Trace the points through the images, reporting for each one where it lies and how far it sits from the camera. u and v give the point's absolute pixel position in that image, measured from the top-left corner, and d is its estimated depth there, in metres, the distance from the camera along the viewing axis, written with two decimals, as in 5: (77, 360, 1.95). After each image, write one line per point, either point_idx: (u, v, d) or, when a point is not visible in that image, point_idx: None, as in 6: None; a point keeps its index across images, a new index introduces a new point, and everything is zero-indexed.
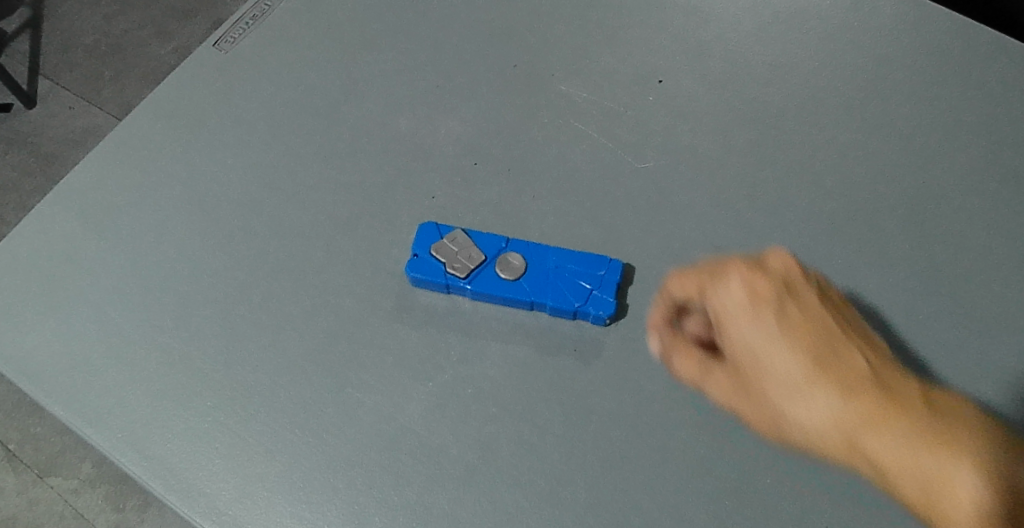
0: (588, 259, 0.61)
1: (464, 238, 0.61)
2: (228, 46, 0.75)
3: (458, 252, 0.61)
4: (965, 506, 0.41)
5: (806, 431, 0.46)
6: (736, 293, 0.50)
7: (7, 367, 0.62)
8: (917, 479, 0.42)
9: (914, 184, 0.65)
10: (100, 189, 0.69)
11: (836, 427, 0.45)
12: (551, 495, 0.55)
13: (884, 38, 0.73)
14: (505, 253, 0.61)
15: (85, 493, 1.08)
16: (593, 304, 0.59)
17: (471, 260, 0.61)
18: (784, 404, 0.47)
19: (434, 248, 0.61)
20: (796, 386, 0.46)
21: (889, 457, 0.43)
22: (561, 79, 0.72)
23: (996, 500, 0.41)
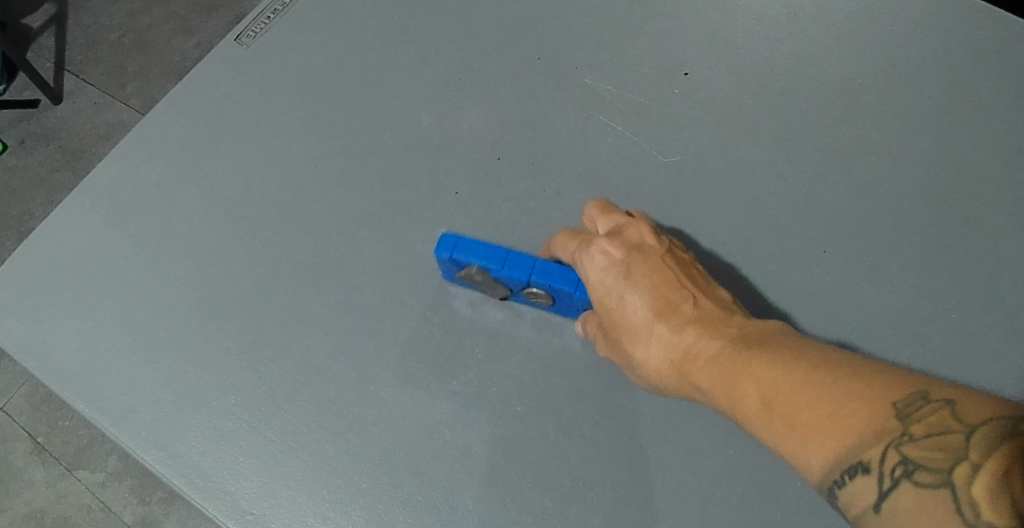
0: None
1: (483, 277, 0.57)
2: (250, 40, 0.75)
3: (479, 279, 0.58)
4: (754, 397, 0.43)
5: (649, 364, 0.51)
6: (598, 257, 0.54)
7: (32, 364, 0.62)
8: (727, 395, 0.45)
9: (949, 177, 0.63)
10: (125, 186, 0.69)
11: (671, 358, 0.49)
12: (576, 497, 0.54)
13: (918, 26, 0.70)
14: (528, 289, 0.57)
15: (112, 486, 1.05)
16: None
17: (496, 289, 0.58)
18: (634, 344, 0.51)
19: (457, 275, 0.59)
20: (639, 330, 0.51)
21: (711, 374, 0.46)
22: (585, 72, 0.70)
23: (775, 396, 0.42)
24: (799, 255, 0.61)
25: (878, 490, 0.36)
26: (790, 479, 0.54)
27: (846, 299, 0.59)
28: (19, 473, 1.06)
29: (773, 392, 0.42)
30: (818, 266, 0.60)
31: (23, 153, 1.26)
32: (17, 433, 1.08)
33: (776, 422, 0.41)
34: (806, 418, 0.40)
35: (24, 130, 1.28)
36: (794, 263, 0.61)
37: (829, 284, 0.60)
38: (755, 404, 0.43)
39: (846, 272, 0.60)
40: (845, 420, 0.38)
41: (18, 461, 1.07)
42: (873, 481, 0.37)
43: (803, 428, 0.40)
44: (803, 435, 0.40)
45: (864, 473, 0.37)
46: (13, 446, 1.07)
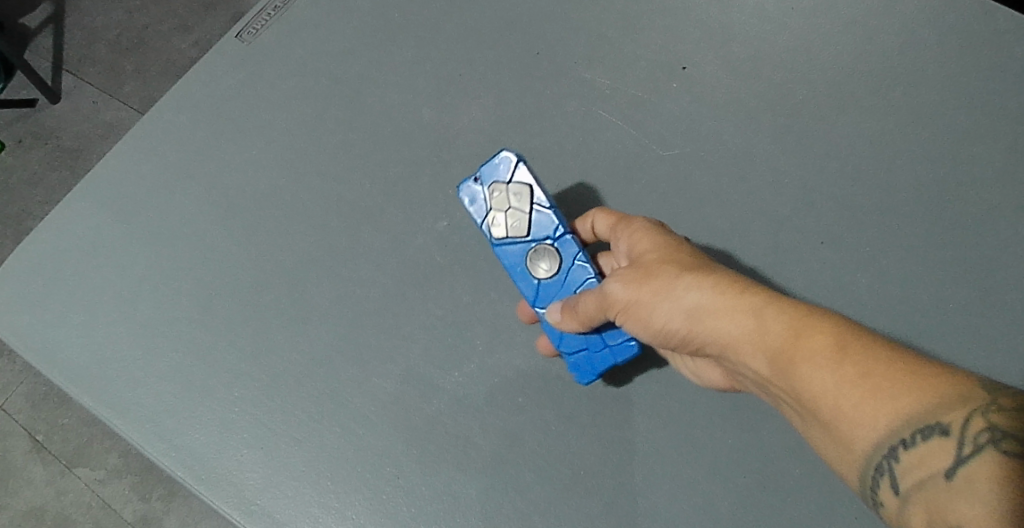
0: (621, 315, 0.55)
1: (525, 199, 0.56)
2: (251, 36, 0.75)
3: (513, 203, 0.57)
4: (824, 341, 0.41)
5: (688, 307, 0.46)
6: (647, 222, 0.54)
7: (36, 359, 0.62)
8: (783, 337, 0.42)
9: (944, 169, 0.64)
10: (129, 181, 0.69)
11: (721, 300, 0.45)
12: (576, 485, 0.55)
13: (922, 14, 0.69)
14: (548, 246, 0.56)
15: (112, 484, 1.02)
16: (580, 362, 0.55)
17: (512, 225, 0.56)
18: (674, 285, 0.47)
19: (492, 185, 0.57)
20: (682, 269, 0.48)
21: (768, 319, 0.43)
22: (584, 66, 0.70)
23: (849, 345, 0.40)
24: (795, 248, 0.63)
25: (956, 454, 0.36)
26: (787, 466, 0.55)
27: (837, 293, 0.61)
28: (18, 471, 1.03)
29: (845, 341, 0.40)
30: (813, 257, 0.62)
31: (22, 153, 1.24)
32: (16, 431, 1.06)
33: (846, 372, 0.39)
34: (886, 372, 0.39)
35: (22, 130, 1.26)
36: (789, 256, 0.62)
37: (819, 279, 0.62)
38: (823, 352, 0.40)
39: (837, 266, 0.62)
40: (927, 381, 0.38)
41: (17, 460, 1.04)
42: (952, 445, 0.36)
43: (879, 383, 0.39)
44: (881, 388, 0.38)
45: (942, 436, 0.37)
46: (12, 444, 1.04)
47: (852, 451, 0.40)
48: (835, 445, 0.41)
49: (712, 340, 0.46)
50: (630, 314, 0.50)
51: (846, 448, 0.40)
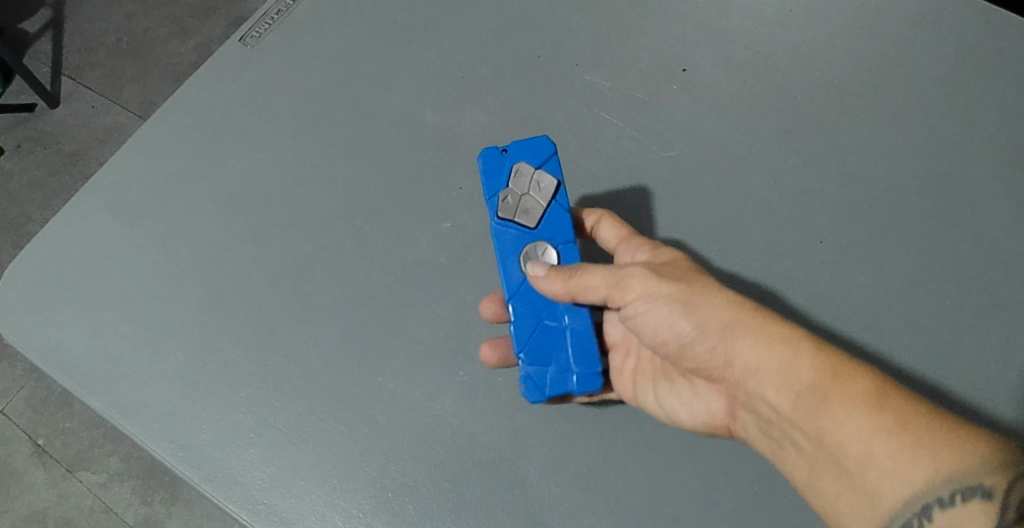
0: (588, 345, 0.54)
1: (546, 191, 0.57)
2: (254, 40, 0.76)
3: (530, 193, 0.57)
4: (864, 388, 0.45)
5: (727, 324, 0.50)
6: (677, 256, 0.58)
7: (43, 361, 0.63)
8: (824, 379, 0.46)
9: (941, 168, 0.65)
10: (134, 184, 0.70)
11: (763, 329, 0.49)
12: (580, 482, 0.56)
13: (917, 17, 0.71)
14: (551, 248, 0.56)
15: (113, 487, 1.01)
16: (535, 376, 0.54)
17: (522, 214, 0.57)
18: (714, 300, 0.51)
19: (519, 165, 0.58)
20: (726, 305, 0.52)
21: (808, 361, 0.47)
22: (585, 69, 0.71)
23: (886, 396, 0.45)
24: (795, 246, 0.63)
25: (992, 513, 0.40)
26: None
27: (838, 289, 0.61)
28: (19, 475, 1.02)
29: (881, 391, 0.45)
30: (813, 256, 0.63)
31: (21, 157, 1.22)
32: (16, 435, 1.04)
33: (886, 418, 0.44)
34: (924, 426, 0.43)
35: (21, 134, 1.24)
36: (789, 254, 0.63)
37: (822, 276, 0.62)
38: (862, 398, 0.45)
39: (838, 264, 0.62)
40: (960, 439, 0.43)
41: (18, 464, 1.03)
42: (986, 503, 0.40)
43: (919, 436, 0.43)
44: (920, 440, 0.43)
45: (977, 494, 0.41)
46: (12, 448, 1.03)
47: (877, 501, 0.44)
48: (858, 492, 0.44)
49: (745, 367, 0.49)
50: (651, 313, 0.53)
51: (872, 498, 0.44)
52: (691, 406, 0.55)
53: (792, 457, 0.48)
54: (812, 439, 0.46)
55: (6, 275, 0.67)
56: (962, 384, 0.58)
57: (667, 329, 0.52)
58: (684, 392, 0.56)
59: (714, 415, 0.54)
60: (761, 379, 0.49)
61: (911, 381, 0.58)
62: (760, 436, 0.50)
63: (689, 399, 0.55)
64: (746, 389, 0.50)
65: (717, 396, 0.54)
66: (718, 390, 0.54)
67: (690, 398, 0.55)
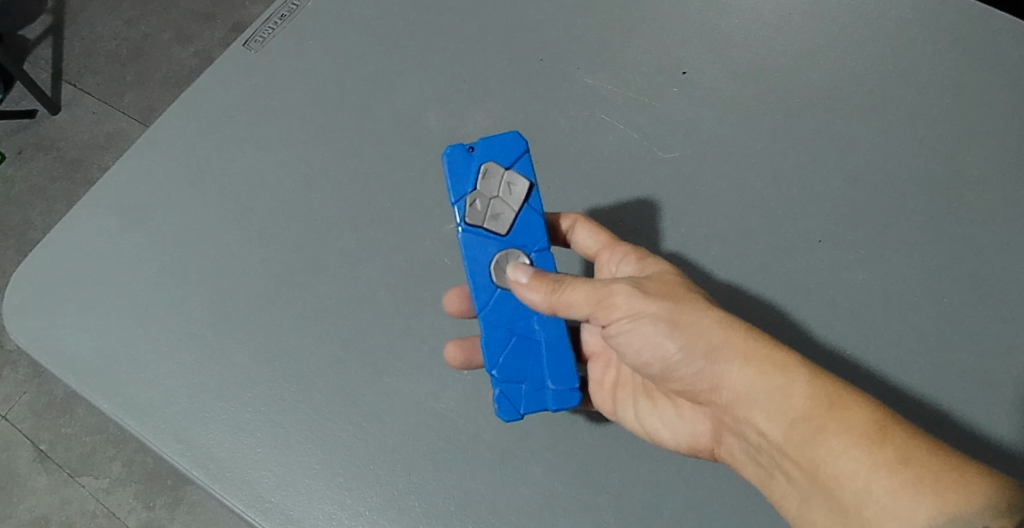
0: (564, 361, 0.55)
1: (517, 195, 0.57)
2: (258, 45, 0.76)
3: (500, 197, 0.56)
4: (862, 421, 0.45)
5: (716, 348, 0.50)
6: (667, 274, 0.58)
7: (51, 363, 0.64)
8: (817, 410, 0.46)
9: (936, 168, 0.66)
10: (140, 188, 0.70)
11: (753, 354, 0.49)
12: (582, 478, 0.57)
13: (912, 20, 0.72)
14: (523, 255, 0.56)
15: (116, 492, 1.00)
16: (510, 391, 0.55)
17: (492, 220, 0.56)
18: (703, 321, 0.51)
19: (486, 166, 0.56)
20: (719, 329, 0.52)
21: (801, 390, 0.47)
22: (586, 72, 0.72)
23: (885, 428, 0.45)
24: (793, 246, 0.64)
25: None
26: None
27: (835, 288, 0.62)
28: (21, 481, 1.01)
29: (880, 424, 0.45)
30: (811, 255, 0.64)
31: (22, 164, 1.21)
32: (18, 440, 1.03)
33: (885, 454, 0.44)
34: (925, 464, 0.43)
35: (21, 141, 1.23)
36: (787, 254, 0.64)
37: (820, 274, 0.63)
38: (860, 430, 0.45)
39: (837, 262, 0.63)
40: (963, 478, 0.42)
41: (20, 469, 1.02)
42: None
43: (921, 473, 0.43)
44: (920, 478, 0.42)
45: None
46: (15, 453, 1.02)
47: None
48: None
49: (734, 392, 0.49)
50: (636, 332, 0.52)
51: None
52: (676, 428, 0.55)
53: (782, 485, 0.49)
54: (806, 470, 0.46)
55: (14, 277, 0.68)
56: (957, 380, 0.59)
57: (652, 350, 0.52)
58: (668, 412, 0.56)
59: (698, 436, 0.54)
60: (751, 406, 0.49)
61: (908, 377, 0.59)
62: (748, 461, 0.51)
63: (671, 419, 0.56)
64: (735, 415, 0.50)
65: (705, 417, 0.54)
66: (705, 411, 0.54)
67: (673, 419, 0.56)
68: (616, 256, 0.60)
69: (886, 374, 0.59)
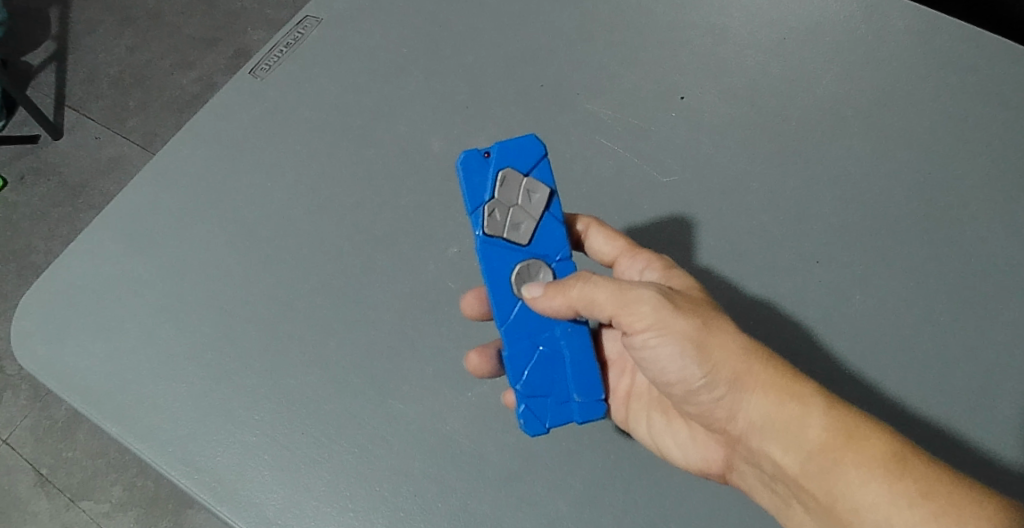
0: (588, 375, 0.56)
1: (538, 202, 0.56)
2: (264, 73, 0.78)
3: (520, 205, 0.56)
4: (880, 453, 0.48)
5: (740, 375, 0.51)
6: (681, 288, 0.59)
7: (60, 386, 0.64)
8: (837, 442, 0.49)
9: (930, 189, 0.67)
10: (148, 214, 0.72)
11: (775, 384, 0.51)
12: (588, 498, 0.58)
13: (903, 44, 0.74)
14: (545, 265, 0.56)
15: (117, 516, 1.00)
16: (534, 405, 0.55)
17: (514, 229, 0.56)
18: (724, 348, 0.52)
19: (506, 171, 0.56)
20: None
21: (820, 422, 0.50)
22: (586, 97, 0.74)
23: (902, 459, 0.48)
24: (791, 266, 0.65)
25: None
26: None
27: (833, 308, 0.63)
28: (22, 505, 1.01)
29: (896, 455, 0.48)
30: (809, 276, 0.65)
31: (25, 189, 1.22)
32: (19, 465, 1.03)
33: (905, 487, 0.47)
34: (944, 498, 0.46)
35: (24, 166, 1.24)
36: (785, 274, 0.65)
37: (819, 294, 0.64)
38: (880, 463, 0.48)
39: (835, 281, 0.64)
40: (974, 508, 0.46)
41: (21, 494, 1.01)
42: None
43: (940, 506, 0.46)
44: (939, 509, 0.46)
45: None
46: (16, 478, 1.02)
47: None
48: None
49: (752, 422, 0.52)
50: (654, 349, 0.53)
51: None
52: (690, 449, 0.57)
53: (799, 514, 0.52)
54: (825, 502, 0.49)
55: (22, 302, 0.69)
56: (954, 397, 0.60)
57: (673, 368, 0.53)
58: (680, 434, 0.58)
59: (710, 462, 0.57)
60: (770, 434, 0.51)
61: (906, 396, 0.60)
62: (761, 485, 0.54)
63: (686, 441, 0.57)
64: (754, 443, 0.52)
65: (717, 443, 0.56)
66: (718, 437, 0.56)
67: (686, 442, 0.57)
68: (637, 264, 0.61)
69: (885, 392, 0.60)
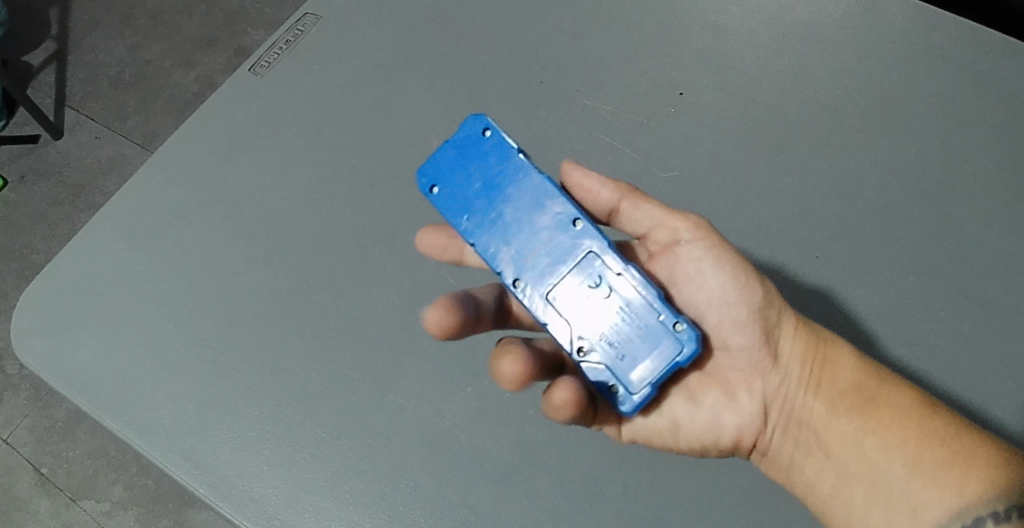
0: None
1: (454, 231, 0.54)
2: (264, 70, 0.78)
3: None
4: (909, 395, 0.53)
5: (783, 314, 0.56)
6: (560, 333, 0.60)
7: (60, 383, 0.64)
8: (867, 382, 0.54)
9: (930, 184, 0.67)
10: (148, 211, 0.72)
11: (811, 330, 0.57)
12: (588, 492, 0.58)
13: (903, 40, 0.74)
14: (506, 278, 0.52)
15: (118, 515, 1.00)
16: None
17: None
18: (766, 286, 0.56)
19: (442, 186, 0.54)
20: None
21: (852, 367, 0.55)
22: (586, 93, 0.74)
23: (927, 402, 0.52)
24: (791, 262, 0.65)
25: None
26: None
27: (832, 303, 0.64)
28: (23, 505, 1.01)
29: (922, 400, 0.52)
30: (808, 271, 0.65)
31: (24, 188, 1.22)
32: (19, 464, 1.03)
33: (937, 426, 0.51)
34: (972, 440, 0.50)
35: (24, 166, 1.24)
36: (785, 270, 0.65)
37: (819, 289, 0.64)
38: (909, 405, 0.52)
39: (835, 277, 0.64)
40: (997, 445, 0.50)
41: (22, 493, 1.01)
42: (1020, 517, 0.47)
43: (966, 444, 0.50)
44: (966, 445, 0.50)
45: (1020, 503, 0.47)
46: (16, 478, 1.02)
47: (915, 517, 0.49)
48: (898, 508, 0.50)
49: (789, 363, 0.56)
50: (698, 271, 0.55)
51: (911, 512, 0.49)
52: (718, 411, 0.56)
53: (816, 462, 0.54)
54: (853, 441, 0.53)
55: (22, 299, 0.69)
56: (955, 393, 0.60)
57: (715, 302, 0.55)
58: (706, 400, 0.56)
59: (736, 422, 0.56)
60: (802, 377, 0.56)
61: None
62: (784, 440, 0.56)
63: (716, 404, 0.56)
64: (784, 387, 0.56)
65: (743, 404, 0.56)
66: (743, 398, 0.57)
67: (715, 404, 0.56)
68: None
69: None
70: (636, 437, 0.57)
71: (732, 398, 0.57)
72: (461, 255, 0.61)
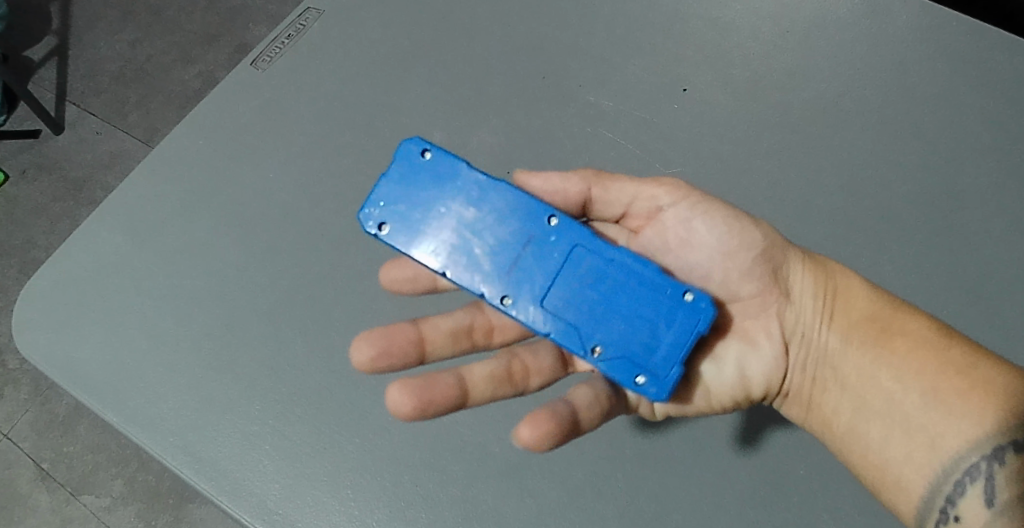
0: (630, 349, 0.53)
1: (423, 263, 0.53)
2: (265, 64, 0.78)
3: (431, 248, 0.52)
4: (922, 324, 0.54)
5: (787, 253, 0.58)
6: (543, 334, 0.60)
7: (59, 377, 0.64)
8: (878, 314, 0.55)
9: (933, 182, 0.67)
10: (150, 205, 0.71)
11: (818, 269, 0.58)
12: (590, 488, 0.58)
13: (907, 37, 0.73)
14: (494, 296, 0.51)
15: (118, 510, 1.00)
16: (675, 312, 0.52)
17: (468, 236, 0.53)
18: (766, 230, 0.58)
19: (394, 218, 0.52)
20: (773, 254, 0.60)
21: (865, 298, 0.56)
22: (588, 89, 0.74)
23: (940, 328, 0.53)
24: None
25: None
26: (791, 466, 0.58)
27: None
28: (23, 499, 1.01)
29: (935, 327, 0.53)
30: None
31: (25, 183, 1.22)
32: (20, 459, 1.03)
33: (953, 355, 0.51)
34: (987, 366, 0.50)
35: (25, 161, 1.23)
36: None
37: None
38: (923, 333, 0.53)
39: None
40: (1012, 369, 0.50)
41: (22, 488, 1.01)
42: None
43: (983, 373, 0.50)
44: (982, 372, 0.50)
45: None
46: (16, 473, 1.02)
47: (933, 448, 0.50)
48: (917, 440, 0.51)
49: (800, 303, 0.57)
50: (690, 225, 0.57)
51: (929, 443, 0.50)
52: (740, 362, 0.57)
53: (834, 396, 0.55)
54: (869, 375, 0.54)
55: (22, 294, 0.69)
56: None
57: (716, 251, 0.57)
58: (728, 355, 0.57)
59: (754, 374, 0.57)
60: (816, 310, 0.57)
61: None
62: (804, 379, 0.57)
63: (737, 355, 0.57)
64: (796, 328, 0.57)
65: (761, 358, 0.57)
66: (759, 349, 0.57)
67: (734, 358, 0.57)
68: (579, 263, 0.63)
69: None
70: (670, 411, 0.58)
71: (751, 347, 0.57)
72: (432, 284, 0.61)
